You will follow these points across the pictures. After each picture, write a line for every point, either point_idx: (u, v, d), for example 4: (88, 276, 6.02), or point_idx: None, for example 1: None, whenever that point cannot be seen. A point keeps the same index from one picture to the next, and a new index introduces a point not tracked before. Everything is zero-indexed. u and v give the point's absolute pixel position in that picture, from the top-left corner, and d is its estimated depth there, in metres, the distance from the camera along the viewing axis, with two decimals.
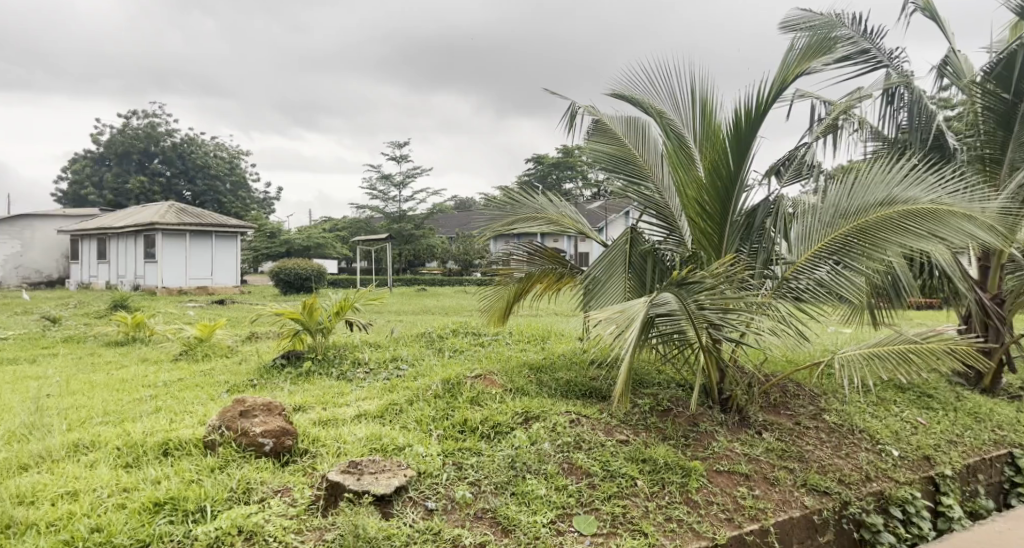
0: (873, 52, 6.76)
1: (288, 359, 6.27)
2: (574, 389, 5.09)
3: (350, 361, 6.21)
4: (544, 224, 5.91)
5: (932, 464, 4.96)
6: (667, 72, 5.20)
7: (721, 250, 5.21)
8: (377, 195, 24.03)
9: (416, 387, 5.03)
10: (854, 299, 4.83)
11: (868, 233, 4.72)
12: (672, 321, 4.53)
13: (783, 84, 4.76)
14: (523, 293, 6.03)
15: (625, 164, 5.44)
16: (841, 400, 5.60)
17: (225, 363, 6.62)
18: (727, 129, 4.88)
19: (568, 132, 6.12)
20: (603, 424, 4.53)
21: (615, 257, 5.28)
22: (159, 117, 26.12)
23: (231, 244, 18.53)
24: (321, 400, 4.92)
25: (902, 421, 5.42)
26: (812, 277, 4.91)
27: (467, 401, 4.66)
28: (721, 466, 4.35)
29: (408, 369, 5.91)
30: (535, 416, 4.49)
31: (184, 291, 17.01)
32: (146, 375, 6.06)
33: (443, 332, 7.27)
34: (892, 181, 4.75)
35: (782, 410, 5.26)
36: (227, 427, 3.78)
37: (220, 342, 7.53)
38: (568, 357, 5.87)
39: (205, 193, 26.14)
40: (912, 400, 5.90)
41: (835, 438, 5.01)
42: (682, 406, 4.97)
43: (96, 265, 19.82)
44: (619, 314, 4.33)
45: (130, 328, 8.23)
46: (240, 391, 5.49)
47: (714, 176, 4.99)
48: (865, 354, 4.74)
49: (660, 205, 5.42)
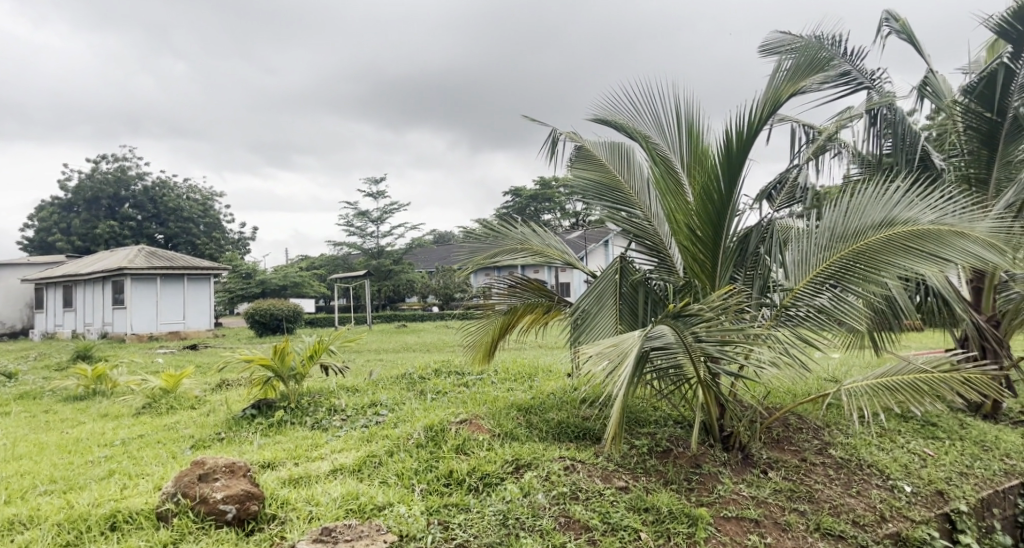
0: (854, 74, 6.67)
1: (259, 409, 5.86)
2: (567, 430, 4.75)
3: (326, 409, 5.82)
4: (528, 255, 5.64)
5: (947, 500, 4.69)
6: (651, 96, 5.01)
7: (716, 279, 4.96)
8: (354, 232, 23.68)
9: (396, 435, 4.66)
10: (857, 325, 4.60)
11: (868, 255, 4.51)
12: (669, 355, 4.24)
13: (773, 104, 4.57)
14: (509, 327, 5.72)
15: (612, 191, 5.21)
16: (845, 432, 5.31)
17: (191, 416, 6.21)
18: (717, 151, 4.66)
19: (549, 160, 5.89)
20: (600, 470, 4.19)
21: (603, 289, 5.00)
22: (128, 160, 25.69)
23: (203, 286, 18.03)
24: (294, 455, 4.53)
25: (909, 453, 5.15)
26: (812, 304, 4.67)
27: (453, 450, 4.30)
28: (729, 511, 4.03)
29: (387, 414, 5.55)
30: (527, 464, 4.15)
31: (154, 337, 16.44)
32: (103, 435, 5.63)
33: (425, 373, 6.90)
34: (890, 202, 4.55)
35: (786, 446, 4.96)
36: (183, 494, 3.38)
37: (187, 392, 7.10)
38: (558, 395, 5.54)
39: (177, 235, 25.62)
40: (916, 429, 5.65)
41: (844, 475, 4.71)
42: (682, 445, 4.65)
43: (62, 313, 19.16)
44: (612, 348, 4.01)
45: (90, 380, 7.77)
46: (206, 447, 5.09)
47: (705, 201, 4.75)
48: (874, 385, 4.39)
49: (649, 232, 5.15)
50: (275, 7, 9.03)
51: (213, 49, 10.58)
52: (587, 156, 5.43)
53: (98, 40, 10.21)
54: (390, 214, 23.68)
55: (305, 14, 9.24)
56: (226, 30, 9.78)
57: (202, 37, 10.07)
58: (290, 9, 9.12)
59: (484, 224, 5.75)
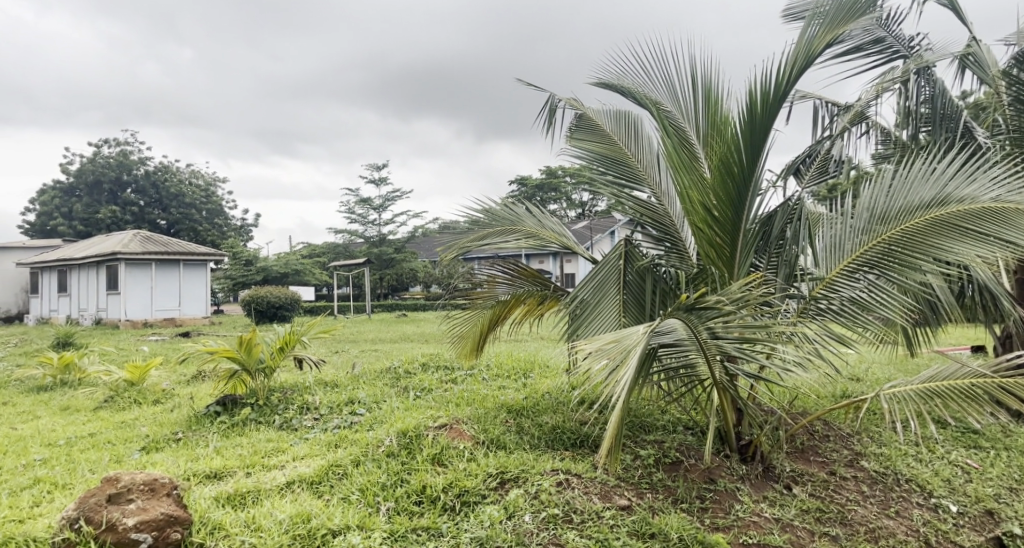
0: (889, 40, 6.10)
1: (224, 406, 5.30)
2: (562, 437, 4.16)
3: (298, 407, 5.25)
4: (522, 238, 5.05)
5: (998, 521, 4.04)
6: (664, 58, 4.39)
7: (735, 266, 4.32)
8: (356, 220, 23.08)
9: (367, 440, 4.08)
10: (897, 319, 4.00)
11: (915, 239, 3.88)
12: (680, 353, 3.66)
13: (805, 62, 3.87)
14: (500, 319, 5.14)
15: (617, 164, 4.59)
16: (878, 441, 4.70)
17: (154, 412, 5.66)
18: (739, 118, 4.01)
19: (546, 130, 5.29)
20: (598, 486, 3.61)
21: (605, 276, 4.42)
22: (131, 145, 25.22)
23: (200, 272, 17.48)
24: (248, 462, 3.97)
25: (950, 466, 4.51)
26: (845, 296, 4.08)
27: (429, 460, 3.71)
28: (749, 537, 3.45)
29: (364, 414, 4.98)
30: (512, 479, 3.58)
31: (149, 324, 15.93)
32: (52, 434, 5.09)
33: (410, 368, 6.31)
34: (941, 177, 3.92)
35: (811, 457, 4.35)
36: (86, 520, 2.90)
37: (156, 385, 6.55)
38: (554, 395, 4.95)
39: (179, 221, 25.02)
40: (956, 438, 5.00)
41: (880, 492, 4.10)
42: (693, 456, 4.05)
43: (56, 298, 18.70)
44: (613, 345, 3.40)
45: (57, 370, 7.26)
46: (158, 450, 4.54)
47: (723, 175, 4.11)
48: (919, 390, 3.77)
49: (658, 213, 4.53)
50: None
51: (210, 34, 10.05)
52: (590, 126, 4.85)
53: (91, 21, 9.71)
54: (392, 202, 23.08)
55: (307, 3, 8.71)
56: (221, 14, 9.21)
57: (202, 23, 9.58)
58: None
59: (473, 203, 5.13)
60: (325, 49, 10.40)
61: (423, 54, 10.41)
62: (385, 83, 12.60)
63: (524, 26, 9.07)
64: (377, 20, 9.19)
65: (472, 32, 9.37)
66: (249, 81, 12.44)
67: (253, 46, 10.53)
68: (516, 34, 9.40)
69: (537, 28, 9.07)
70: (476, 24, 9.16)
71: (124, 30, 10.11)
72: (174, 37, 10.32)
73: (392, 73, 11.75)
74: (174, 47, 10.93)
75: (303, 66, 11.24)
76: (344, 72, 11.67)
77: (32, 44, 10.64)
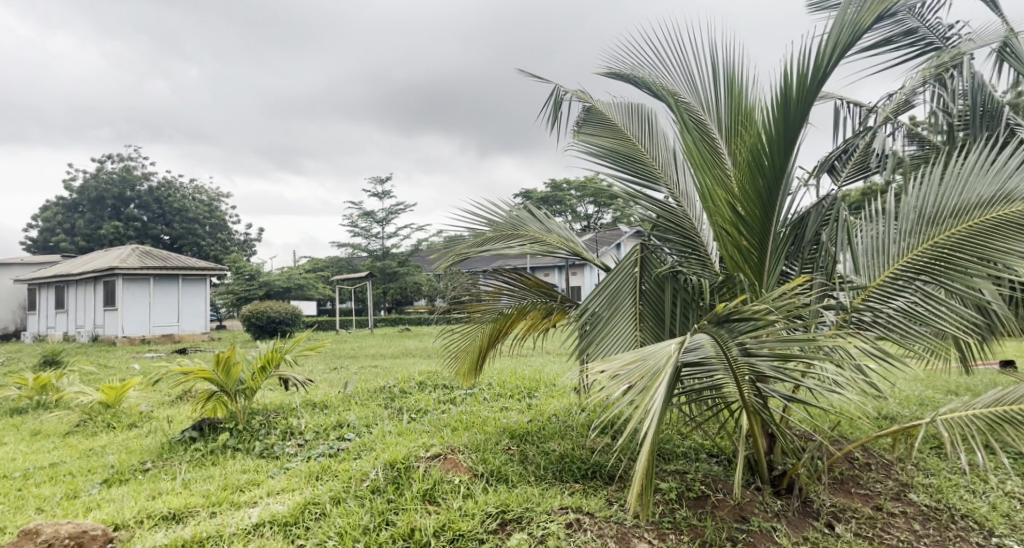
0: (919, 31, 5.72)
1: (200, 431, 4.84)
2: (572, 468, 3.67)
3: (281, 432, 4.78)
4: (526, 242, 4.58)
5: None
6: (683, 41, 3.94)
7: (765, 274, 3.86)
8: (359, 234, 22.69)
9: (350, 472, 3.59)
10: (952, 333, 3.53)
11: (973, 241, 3.42)
12: (706, 373, 3.17)
13: (848, 42, 3.40)
14: (500, 335, 4.68)
15: (630, 162, 4.17)
16: (925, 472, 4.19)
17: (128, 437, 5.19)
18: (771, 105, 3.55)
19: (550, 125, 4.85)
20: (614, 528, 3.14)
21: (619, 285, 3.96)
22: (133, 160, 24.94)
23: (199, 287, 17.06)
24: (214, 499, 3.51)
25: (1009, 498, 3.99)
26: (892, 306, 3.64)
27: (419, 497, 3.25)
28: None
29: (352, 440, 4.52)
30: (514, 520, 3.13)
31: (146, 341, 15.48)
32: (13, 464, 4.63)
33: (406, 387, 5.84)
34: (1001, 171, 3.45)
35: (852, 489, 3.86)
36: None
37: (134, 407, 6.08)
38: (562, 419, 4.47)
39: (182, 236, 24.65)
40: (1010, 466, 4.47)
41: (934, 530, 3.61)
42: (720, 490, 3.56)
43: (54, 314, 18.30)
44: (635, 365, 2.94)
45: (33, 391, 6.79)
46: (120, 483, 4.08)
47: (753, 171, 3.65)
48: (982, 415, 3.30)
49: (676, 215, 4.08)
50: (271, 10, 8.14)
51: (208, 49, 9.74)
52: (599, 120, 4.43)
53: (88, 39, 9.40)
54: (395, 216, 22.71)
55: (306, 19, 8.33)
56: (219, 27, 8.84)
57: (200, 38, 9.23)
58: (290, 13, 8.20)
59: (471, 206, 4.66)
60: (329, 63, 10.03)
61: (428, 68, 10.04)
62: (389, 98, 12.22)
63: (528, 39, 8.59)
64: (378, 33, 8.80)
65: (473, 42, 8.91)
66: (251, 97, 12.11)
67: (257, 62, 10.17)
68: (525, 44, 8.79)
69: (535, 40, 8.59)
70: (477, 34, 8.68)
71: (120, 45, 9.77)
72: (174, 54, 9.98)
73: (396, 88, 11.37)
74: (177, 64, 10.59)
75: (306, 81, 10.87)
76: (349, 87, 11.29)
77: (32, 65, 10.36)
